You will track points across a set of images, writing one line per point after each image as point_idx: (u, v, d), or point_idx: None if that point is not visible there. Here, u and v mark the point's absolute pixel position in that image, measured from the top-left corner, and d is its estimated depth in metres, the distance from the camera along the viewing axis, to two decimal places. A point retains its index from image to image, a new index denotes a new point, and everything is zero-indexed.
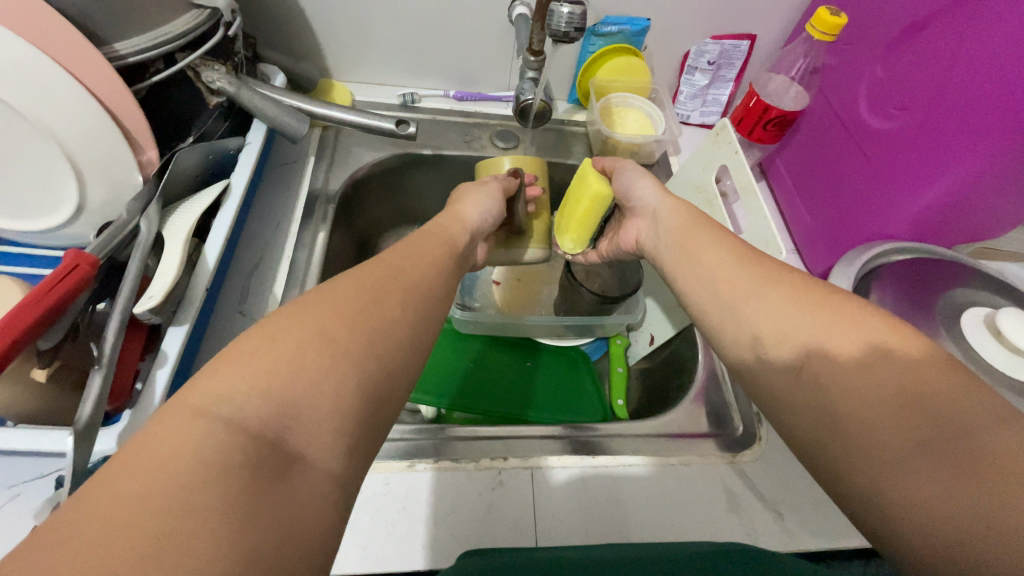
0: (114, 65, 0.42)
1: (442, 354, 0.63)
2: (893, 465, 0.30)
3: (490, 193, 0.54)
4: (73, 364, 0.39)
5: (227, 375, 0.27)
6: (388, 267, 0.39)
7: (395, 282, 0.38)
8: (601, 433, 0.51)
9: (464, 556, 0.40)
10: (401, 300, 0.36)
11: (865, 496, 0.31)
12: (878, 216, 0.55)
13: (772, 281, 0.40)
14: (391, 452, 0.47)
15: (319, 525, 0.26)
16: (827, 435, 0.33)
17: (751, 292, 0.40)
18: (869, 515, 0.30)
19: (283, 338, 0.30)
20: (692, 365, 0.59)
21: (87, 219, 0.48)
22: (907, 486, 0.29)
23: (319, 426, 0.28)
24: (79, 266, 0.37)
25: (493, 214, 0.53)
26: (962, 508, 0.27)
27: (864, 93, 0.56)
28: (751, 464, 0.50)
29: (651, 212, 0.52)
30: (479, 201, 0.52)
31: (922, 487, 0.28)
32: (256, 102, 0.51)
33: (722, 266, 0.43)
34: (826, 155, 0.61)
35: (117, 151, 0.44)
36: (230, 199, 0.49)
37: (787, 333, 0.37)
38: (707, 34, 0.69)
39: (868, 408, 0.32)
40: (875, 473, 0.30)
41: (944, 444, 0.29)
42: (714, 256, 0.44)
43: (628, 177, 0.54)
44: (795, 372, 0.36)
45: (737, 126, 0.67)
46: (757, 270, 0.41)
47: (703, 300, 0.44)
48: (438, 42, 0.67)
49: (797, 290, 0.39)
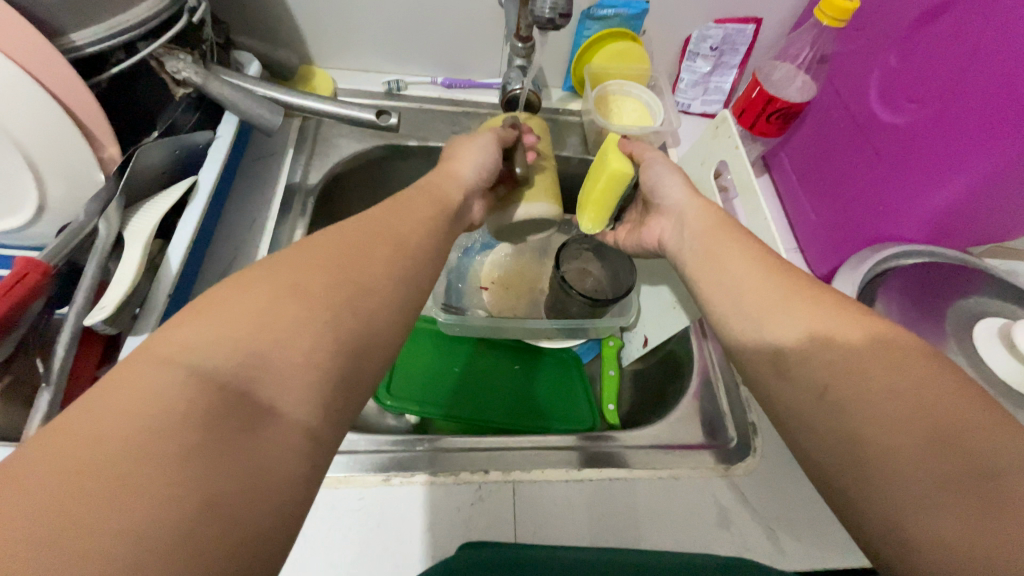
0: (68, 57, 0.39)
1: (426, 357, 0.60)
2: (914, 497, 0.27)
3: (484, 146, 0.49)
4: (22, 377, 0.37)
5: (189, 366, 0.24)
6: (372, 229, 0.35)
7: (384, 240, 0.35)
8: (618, 444, 0.49)
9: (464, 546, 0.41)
10: (386, 265, 0.33)
11: (878, 528, 0.28)
12: (888, 217, 0.52)
13: (785, 290, 0.38)
14: (368, 465, 0.45)
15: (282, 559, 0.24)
16: (839, 461, 0.31)
17: (774, 305, 0.38)
18: (881, 547, 0.28)
19: (247, 330, 0.26)
20: (687, 370, 0.57)
21: (49, 219, 0.46)
22: (923, 519, 0.26)
23: (300, 423, 0.26)
24: (28, 274, 0.34)
25: (488, 169, 0.48)
26: (982, 546, 0.25)
27: (876, 84, 0.52)
28: (744, 477, 0.48)
29: (678, 212, 0.49)
30: (473, 156, 0.48)
31: (940, 521, 0.26)
32: (226, 93, 0.48)
33: (745, 275, 0.41)
34: (834, 150, 0.58)
35: (75, 147, 0.41)
36: (197, 196, 0.47)
37: (816, 356, 0.34)
38: (710, 17, 0.65)
39: (883, 435, 0.29)
40: (891, 502, 0.28)
41: (970, 478, 0.27)
42: (736, 261, 0.42)
43: (657, 173, 0.51)
44: (818, 385, 0.33)
45: (739, 118, 0.63)
46: (763, 282, 0.39)
47: (724, 310, 0.41)
48: (424, 27, 0.64)
49: (809, 309, 0.36)
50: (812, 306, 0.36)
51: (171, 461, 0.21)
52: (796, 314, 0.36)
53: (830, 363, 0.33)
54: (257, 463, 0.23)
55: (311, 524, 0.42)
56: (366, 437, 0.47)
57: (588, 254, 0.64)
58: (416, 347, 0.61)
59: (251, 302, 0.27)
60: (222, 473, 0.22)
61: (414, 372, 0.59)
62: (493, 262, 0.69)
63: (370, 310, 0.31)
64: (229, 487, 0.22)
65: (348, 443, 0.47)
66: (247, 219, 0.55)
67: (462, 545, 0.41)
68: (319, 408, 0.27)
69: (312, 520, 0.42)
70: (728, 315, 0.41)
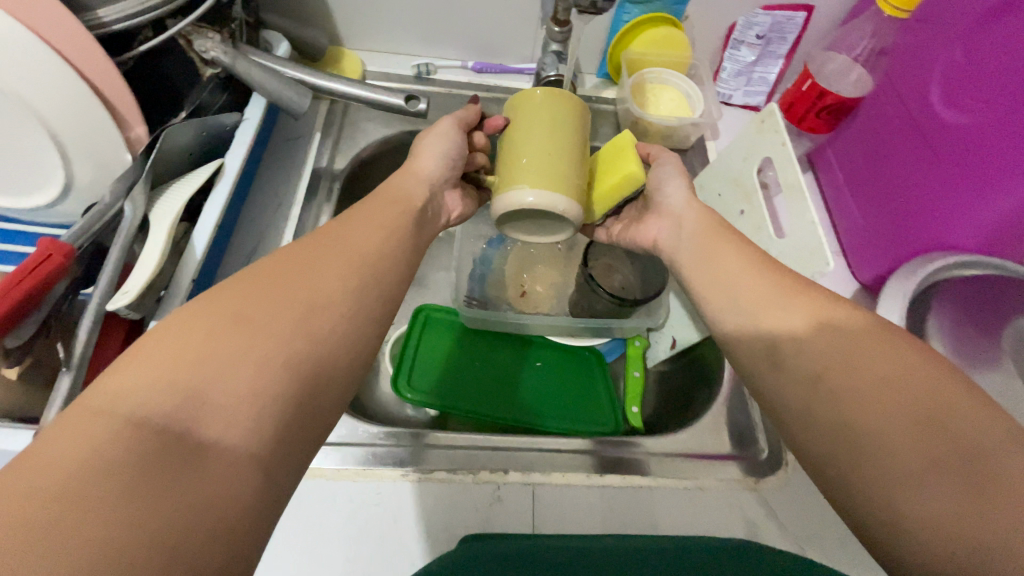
0: (95, 34, 0.38)
1: (445, 350, 0.59)
2: (906, 481, 0.28)
3: (442, 132, 0.46)
4: (42, 360, 0.37)
5: (145, 408, 0.24)
6: (328, 244, 0.35)
7: (333, 252, 0.34)
8: (640, 451, 0.48)
9: (464, 541, 0.40)
10: (339, 281, 0.33)
11: (868, 513, 0.29)
12: (942, 225, 0.49)
13: (827, 305, 0.35)
14: (385, 459, 0.45)
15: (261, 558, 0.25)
16: (841, 457, 0.30)
17: (787, 312, 0.36)
18: (874, 532, 0.28)
19: (194, 361, 0.26)
20: (716, 376, 0.54)
21: (77, 197, 0.45)
22: (916, 505, 0.27)
23: (259, 436, 0.26)
24: (51, 256, 0.33)
25: (453, 154, 0.46)
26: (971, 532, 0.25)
27: (938, 80, 0.49)
28: (774, 491, 0.46)
29: (676, 219, 0.46)
30: (435, 144, 0.45)
31: (931, 507, 0.26)
32: (254, 74, 0.47)
33: (738, 276, 0.39)
34: (887, 150, 0.54)
35: (101, 127, 0.41)
36: (222, 180, 0.46)
37: (843, 372, 0.32)
38: (757, 3, 0.61)
39: (890, 431, 0.29)
40: (884, 488, 0.28)
41: (964, 468, 0.27)
42: (736, 264, 0.40)
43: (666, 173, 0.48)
44: (841, 415, 0.31)
45: (786, 112, 0.60)
46: (793, 289, 0.37)
47: (725, 310, 0.39)
48: (456, 8, 0.61)
49: (851, 330, 0.34)
50: (851, 320, 0.34)
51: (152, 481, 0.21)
52: (816, 332, 0.34)
53: (840, 370, 0.32)
54: (224, 483, 0.24)
55: (326, 515, 0.41)
56: (383, 430, 0.47)
57: (619, 252, 0.62)
58: (436, 338, 0.60)
59: (207, 329, 0.28)
60: (182, 496, 0.23)
61: (432, 365, 0.58)
62: (516, 254, 0.66)
63: (317, 331, 0.30)
64: (183, 519, 0.22)
65: (367, 435, 0.46)
66: (273, 203, 0.54)
67: (463, 538, 0.41)
68: (275, 429, 0.27)
69: (321, 513, 0.41)
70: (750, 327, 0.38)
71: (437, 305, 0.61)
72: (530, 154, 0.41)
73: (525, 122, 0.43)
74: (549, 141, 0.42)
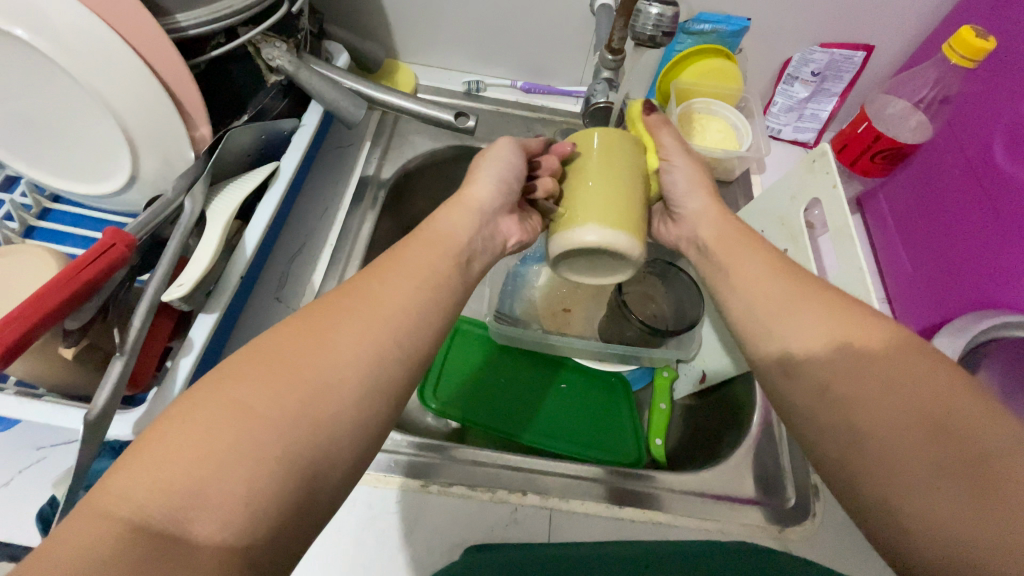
0: (172, 37, 0.40)
1: (473, 365, 0.60)
2: (897, 469, 0.29)
3: (499, 159, 0.45)
4: (97, 343, 0.38)
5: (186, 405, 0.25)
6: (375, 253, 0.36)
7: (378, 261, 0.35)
8: (653, 485, 0.47)
9: (469, 550, 0.41)
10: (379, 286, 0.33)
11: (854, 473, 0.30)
12: (997, 283, 0.47)
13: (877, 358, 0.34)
14: (406, 468, 0.45)
15: (288, 556, 0.26)
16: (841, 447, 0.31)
17: (785, 311, 0.37)
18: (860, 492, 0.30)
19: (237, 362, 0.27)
20: (748, 415, 0.53)
21: (140, 188, 0.48)
22: (901, 478, 0.28)
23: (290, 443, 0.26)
24: (115, 245, 0.35)
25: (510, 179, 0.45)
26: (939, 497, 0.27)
27: (1004, 136, 0.48)
28: (798, 543, 0.44)
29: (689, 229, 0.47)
30: (489, 172, 0.44)
31: (921, 491, 0.27)
32: (314, 84, 0.49)
33: (757, 300, 0.38)
34: (944, 200, 0.52)
35: (170, 128, 0.42)
36: (277, 182, 0.48)
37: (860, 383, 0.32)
38: (815, 41, 0.60)
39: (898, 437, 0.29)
40: (880, 480, 0.29)
41: (972, 470, 0.27)
42: (754, 287, 0.39)
43: (686, 196, 0.47)
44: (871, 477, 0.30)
45: (838, 153, 0.59)
46: (838, 309, 0.35)
47: (749, 337, 0.38)
48: (511, 30, 0.63)
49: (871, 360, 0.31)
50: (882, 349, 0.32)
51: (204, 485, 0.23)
52: (856, 364, 0.32)
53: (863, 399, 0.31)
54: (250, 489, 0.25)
55: (346, 520, 0.42)
56: (407, 439, 0.47)
57: (654, 277, 0.61)
58: (465, 351, 0.60)
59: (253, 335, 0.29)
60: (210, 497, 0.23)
61: (457, 377, 0.59)
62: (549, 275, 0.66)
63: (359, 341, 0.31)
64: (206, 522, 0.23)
65: (390, 442, 0.46)
66: (320, 207, 0.56)
67: (468, 549, 0.41)
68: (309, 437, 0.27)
69: (341, 517, 0.42)
70: (770, 367, 0.37)
71: (469, 318, 0.62)
72: (598, 192, 0.39)
73: (590, 161, 0.41)
74: (610, 179, 0.40)
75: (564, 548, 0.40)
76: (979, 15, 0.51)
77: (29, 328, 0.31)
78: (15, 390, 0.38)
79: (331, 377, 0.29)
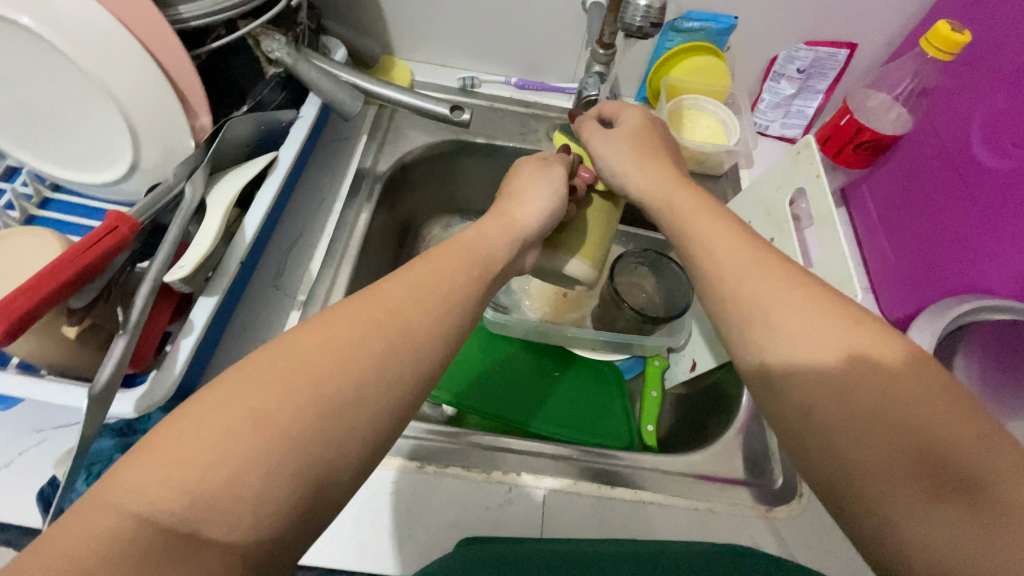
0: (175, 29, 0.42)
1: (469, 353, 0.61)
2: (852, 436, 0.29)
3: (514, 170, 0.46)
4: (101, 323, 0.39)
5: None
6: None
7: None
8: (638, 466, 0.48)
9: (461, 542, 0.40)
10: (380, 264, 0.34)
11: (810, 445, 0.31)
12: (974, 268, 0.49)
13: None
14: (402, 449, 0.46)
15: (330, 525, 0.27)
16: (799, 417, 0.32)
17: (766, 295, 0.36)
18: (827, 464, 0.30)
19: None
20: (736, 400, 0.54)
21: (140, 177, 0.49)
22: (854, 444, 0.29)
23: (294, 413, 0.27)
24: (118, 228, 0.36)
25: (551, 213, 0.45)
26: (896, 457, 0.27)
27: (979, 127, 0.50)
28: (786, 522, 0.46)
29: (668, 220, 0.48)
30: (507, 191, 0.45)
31: (873, 449, 0.28)
32: (312, 76, 0.50)
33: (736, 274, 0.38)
34: (922, 191, 0.54)
35: (172, 116, 0.43)
36: (276, 172, 0.49)
37: None
38: (801, 39, 0.62)
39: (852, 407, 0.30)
40: (836, 444, 0.29)
41: (948, 470, 0.26)
42: None
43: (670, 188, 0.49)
44: None
45: (822, 145, 0.60)
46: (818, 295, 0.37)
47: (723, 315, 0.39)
48: (505, 27, 0.64)
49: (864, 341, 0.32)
50: None
51: (210, 445, 0.24)
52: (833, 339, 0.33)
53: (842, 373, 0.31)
54: None
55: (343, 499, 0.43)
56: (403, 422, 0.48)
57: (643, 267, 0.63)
58: None
59: None
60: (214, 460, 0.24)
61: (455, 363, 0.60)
62: None
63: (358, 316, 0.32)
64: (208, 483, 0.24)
65: None
66: (319, 197, 0.58)
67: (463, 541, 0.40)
68: None
69: None
70: None
71: None
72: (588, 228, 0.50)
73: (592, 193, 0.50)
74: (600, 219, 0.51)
75: (553, 544, 0.41)
76: (955, 12, 0.53)
77: (35, 304, 0.32)
78: (18, 370, 0.39)
79: (335, 347, 0.29)
